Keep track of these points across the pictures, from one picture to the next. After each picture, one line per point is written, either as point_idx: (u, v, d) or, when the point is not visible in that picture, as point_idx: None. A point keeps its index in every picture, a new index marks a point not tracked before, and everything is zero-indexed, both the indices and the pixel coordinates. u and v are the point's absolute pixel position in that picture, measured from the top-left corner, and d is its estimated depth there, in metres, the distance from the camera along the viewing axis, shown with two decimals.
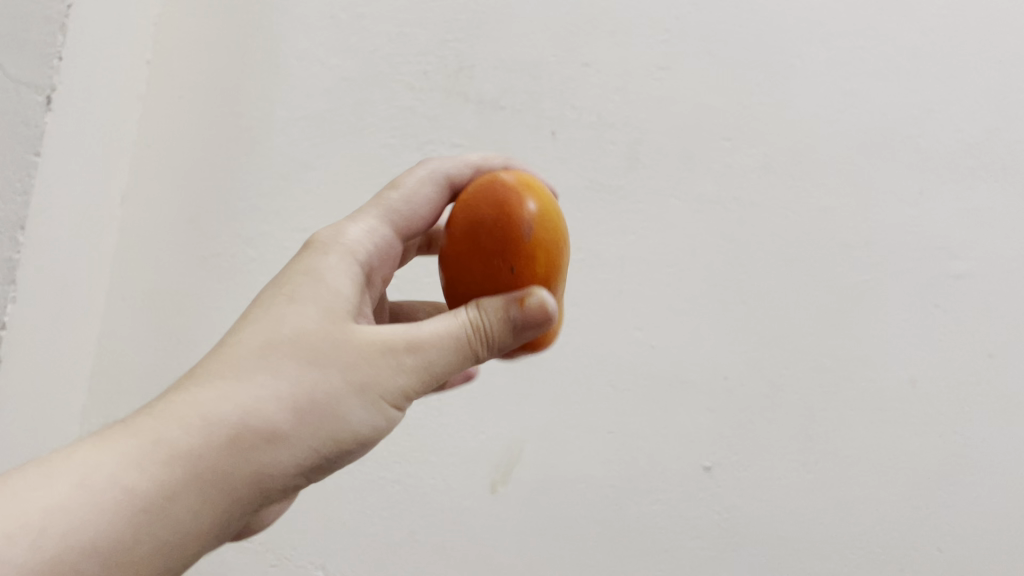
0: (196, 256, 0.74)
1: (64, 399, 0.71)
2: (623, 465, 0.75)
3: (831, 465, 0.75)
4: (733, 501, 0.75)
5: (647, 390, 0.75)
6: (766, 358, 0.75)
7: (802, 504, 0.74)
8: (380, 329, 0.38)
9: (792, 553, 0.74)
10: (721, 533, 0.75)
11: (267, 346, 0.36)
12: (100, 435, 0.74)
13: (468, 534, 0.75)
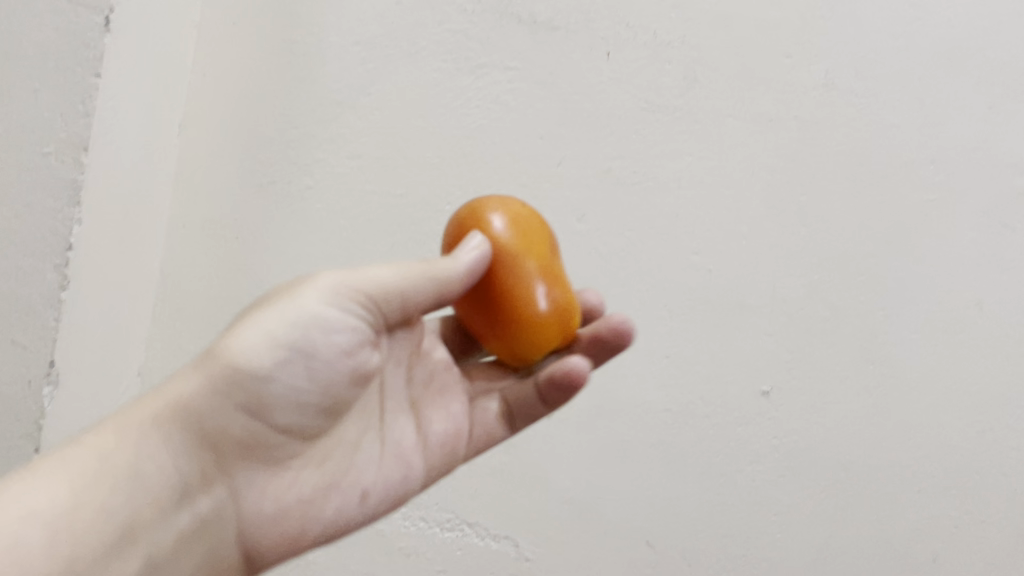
0: (253, 185, 0.75)
1: (132, 324, 0.73)
2: (679, 390, 0.75)
3: (891, 388, 0.74)
4: (791, 425, 0.74)
5: (705, 315, 0.74)
6: (827, 280, 0.74)
7: (861, 427, 0.74)
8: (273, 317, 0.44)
9: (850, 478, 0.74)
10: (776, 458, 0.75)
11: (232, 321, 0.46)
12: (166, 360, 0.76)
13: (525, 459, 0.76)
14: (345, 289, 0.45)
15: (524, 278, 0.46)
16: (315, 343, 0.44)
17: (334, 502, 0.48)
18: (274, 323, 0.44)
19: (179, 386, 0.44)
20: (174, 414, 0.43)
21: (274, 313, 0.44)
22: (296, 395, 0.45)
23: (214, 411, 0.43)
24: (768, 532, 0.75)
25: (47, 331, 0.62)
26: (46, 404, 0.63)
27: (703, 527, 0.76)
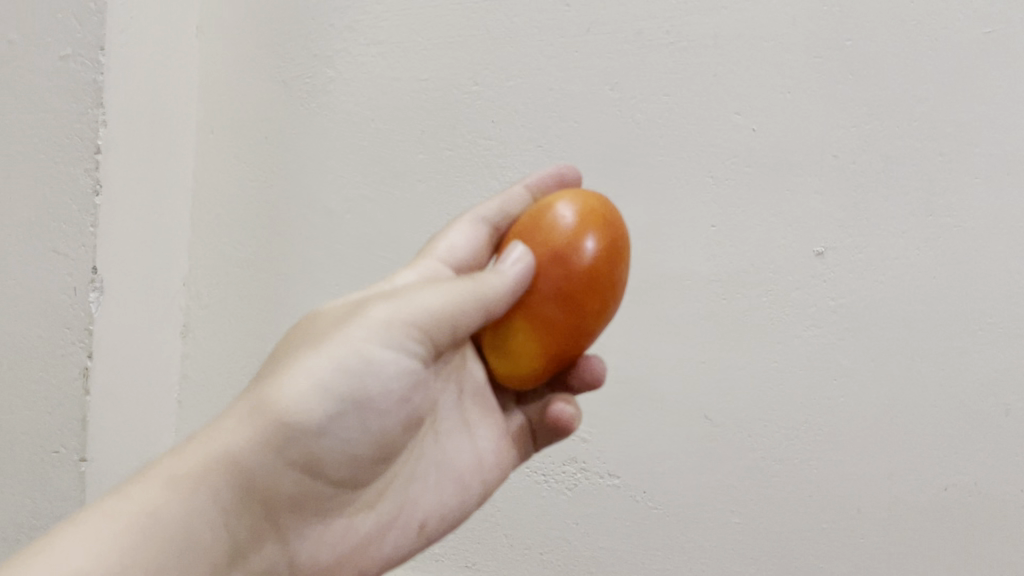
0: (277, 81, 0.74)
1: (172, 234, 0.73)
2: (730, 258, 0.72)
3: (955, 238, 0.70)
4: (850, 285, 0.71)
5: (751, 177, 0.71)
6: (878, 129, 0.70)
7: (924, 282, 0.71)
8: (329, 356, 0.42)
9: (913, 334, 0.71)
10: (836, 321, 0.72)
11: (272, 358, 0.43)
12: (210, 268, 0.76)
13: None
14: (416, 322, 0.42)
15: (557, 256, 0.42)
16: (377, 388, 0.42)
17: (389, 541, 0.46)
18: (339, 366, 0.41)
19: (234, 420, 0.40)
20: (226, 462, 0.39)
21: (342, 349, 0.42)
22: (349, 445, 0.42)
23: (272, 458, 0.40)
24: (831, 398, 0.73)
25: (85, 236, 0.62)
26: (93, 310, 0.63)
27: (762, 399, 0.74)
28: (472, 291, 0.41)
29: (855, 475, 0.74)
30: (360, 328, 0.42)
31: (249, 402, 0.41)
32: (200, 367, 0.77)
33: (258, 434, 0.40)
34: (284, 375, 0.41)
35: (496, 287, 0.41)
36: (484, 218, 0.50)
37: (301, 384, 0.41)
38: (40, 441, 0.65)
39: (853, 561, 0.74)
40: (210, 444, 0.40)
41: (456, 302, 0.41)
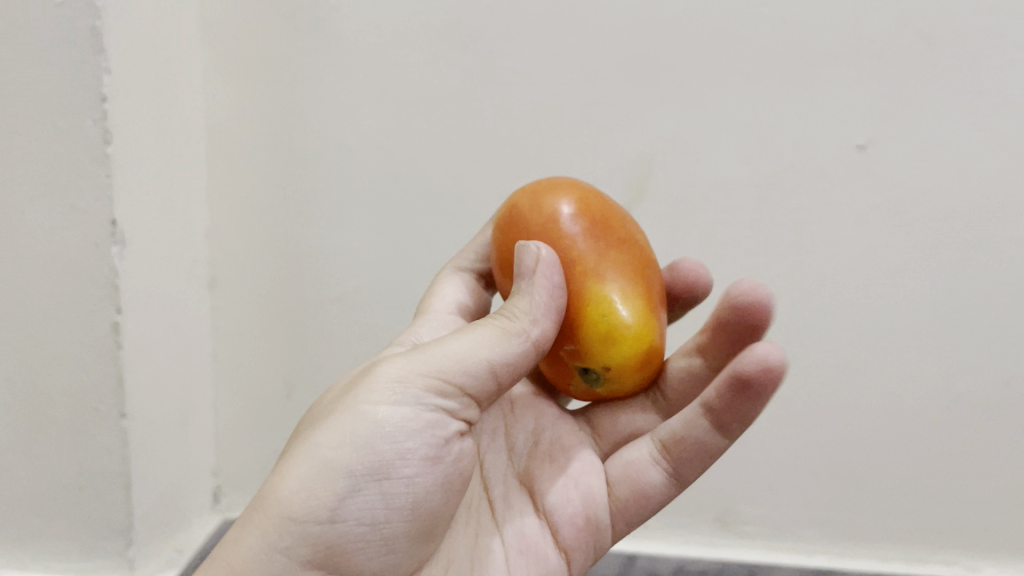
0: (279, 16, 0.70)
1: (188, 185, 0.71)
2: (766, 161, 0.69)
3: (1002, 119, 0.66)
4: (896, 178, 0.68)
5: (783, 72, 0.67)
6: (918, 8, 0.65)
7: (973, 168, 0.67)
8: (374, 408, 0.43)
9: (965, 225, 0.68)
10: (882, 217, 0.69)
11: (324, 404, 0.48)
12: (232, 217, 0.74)
13: None
14: (407, 390, 0.43)
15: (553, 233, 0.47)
16: (391, 461, 0.43)
17: None
18: (329, 446, 0.42)
19: (262, 500, 0.42)
20: (248, 552, 0.40)
21: (332, 433, 0.43)
22: (375, 524, 0.42)
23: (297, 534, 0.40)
24: (880, 299, 0.70)
25: (101, 190, 0.60)
26: (117, 264, 0.62)
27: (809, 306, 0.71)
28: (504, 333, 0.44)
29: (908, 377, 0.71)
30: (345, 411, 0.43)
31: (310, 443, 0.43)
32: (232, 319, 0.77)
33: (287, 520, 0.40)
34: (331, 429, 0.43)
35: (520, 316, 0.45)
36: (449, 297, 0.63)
37: (354, 428, 0.43)
38: (77, 401, 0.65)
39: (911, 462, 0.74)
40: (244, 533, 0.41)
41: (492, 344, 0.44)
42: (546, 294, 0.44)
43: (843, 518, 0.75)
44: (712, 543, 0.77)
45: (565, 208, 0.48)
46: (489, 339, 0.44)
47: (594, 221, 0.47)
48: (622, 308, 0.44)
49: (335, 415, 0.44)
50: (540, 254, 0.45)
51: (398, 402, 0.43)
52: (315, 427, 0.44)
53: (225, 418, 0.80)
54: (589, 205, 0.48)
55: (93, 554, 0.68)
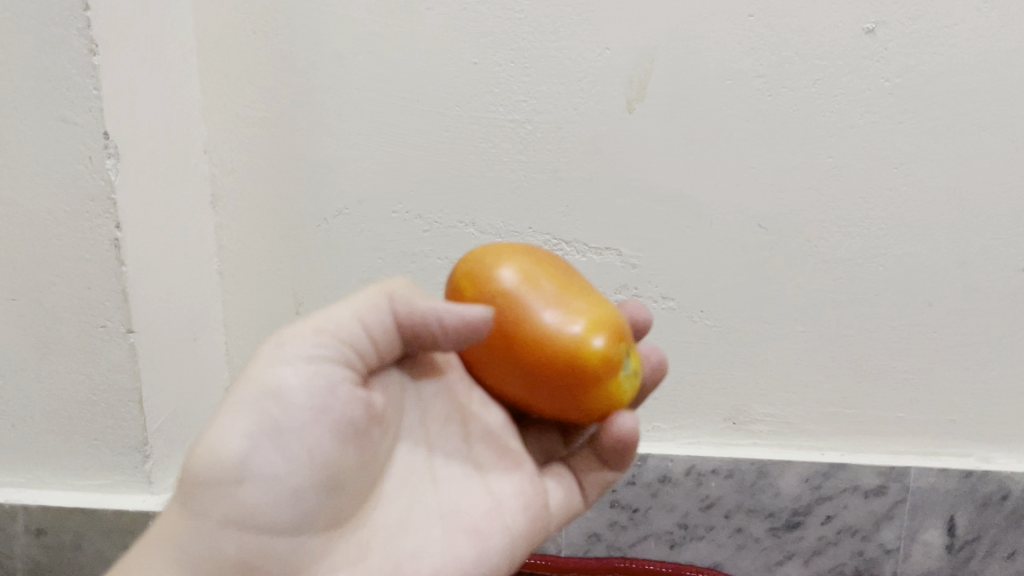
0: None
1: (182, 100, 0.70)
2: (771, 52, 0.66)
3: None
4: (905, 62, 0.65)
5: None
6: None
7: (985, 48, 0.65)
8: (268, 369, 0.40)
9: (978, 108, 0.66)
10: (891, 104, 0.67)
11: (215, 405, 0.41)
12: (229, 131, 0.73)
13: (613, 163, 0.71)
14: (299, 336, 0.41)
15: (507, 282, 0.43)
16: (293, 411, 0.39)
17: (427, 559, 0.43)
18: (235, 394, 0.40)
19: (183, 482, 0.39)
20: (190, 473, 0.39)
21: (227, 415, 0.39)
22: (295, 479, 0.39)
23: (219, 509, 0.38)
24: (891, 189, 0.69)
25: (90, 102, 0.60)
26: (113, 178, 0.61)
27: (817, 199, 0.69)
28: (386, 303, 0.42)
29: (920, 268, 0.70)
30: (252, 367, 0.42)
31: (212, 434, 0.39)
32: (235, 236, 0.76)
33: (205, 494, 0.38)
34: (235, 399, 0.39)
35: (374, 301, 0.42)
36: None
37: (253, 389, 0.39)
38: (85, 319, 0.65)
39: (925, 355, 0.73)
40: (174, 521, 0.39)
41: (382, 310, 0.42)
42: (386, 304, 0.42)
43: (855, 413, 0.75)
44: (725, 442, 0.77)
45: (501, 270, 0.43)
46: (376, 307, 0.42)
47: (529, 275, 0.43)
48: (591, 341, 0.41)
49: (232, 384, 0.40)
50: (473, 314, 0.41)
51: (295, 361, 0.40)
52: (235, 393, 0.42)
53: (235, 336, 0.80)
54: (509, 253, 0.45)
55: (111, 469, 0.69)
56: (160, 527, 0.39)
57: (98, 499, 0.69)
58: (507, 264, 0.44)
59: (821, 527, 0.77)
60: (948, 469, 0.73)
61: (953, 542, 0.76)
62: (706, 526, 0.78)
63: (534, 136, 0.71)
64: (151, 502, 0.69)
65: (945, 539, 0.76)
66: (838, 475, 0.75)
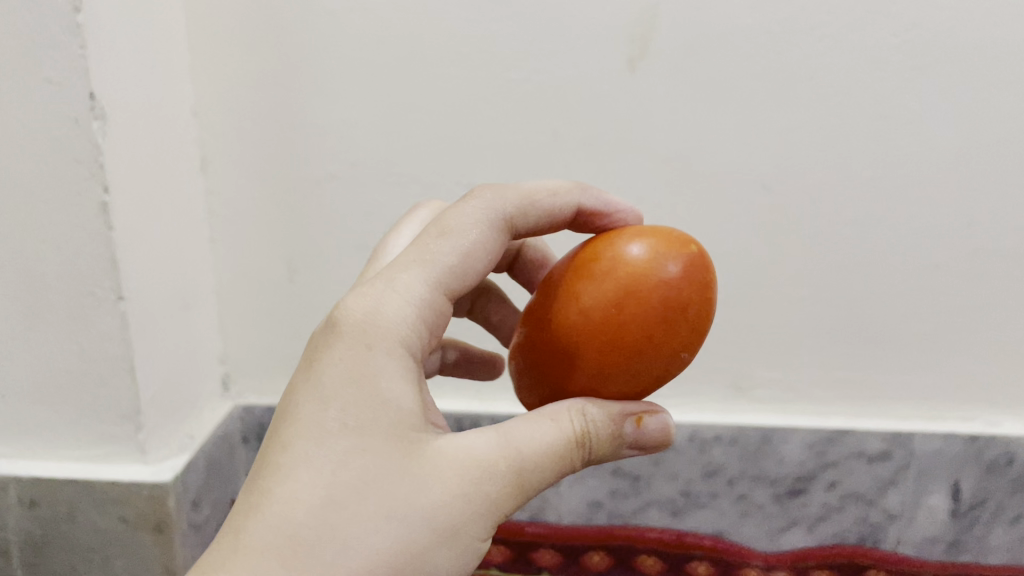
0: None
1: (170, 59, 0.68)
2: (778, 6, 0.64)
3: None
4: (917, 17, 0.63)
5: None
6: None
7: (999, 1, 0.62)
8: (466, 514, 0.36)
9: (990, 64, 0.64)
10: (902, 60, 0.65)
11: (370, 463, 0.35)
12: (220, 92, 0.71)
13: (614, 123, 0.69)
14: (498, 502, 0.37)
15: (656, 267, 0.40)
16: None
17: None
18: (385, 540, 0.34)
19: (329, 545, 0.34)
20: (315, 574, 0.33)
21: (399, 528, 0.35)
22: None
23: None
24: (899, 148, 0.67)
25: (75, 61, 0.57)
26: (100, 141, 0.59)
27: (823, 158, 0.68)
28: (573, 450, 0.39)
29: (927, 229, 0.69)
30: (404, 491, 0.35)
31: (382, 528, 0.34)
32: (227, 202, 0.75)
33: None
34: (420, 515, 0.35)
35: (597, 447, 0.40)
36: (491, 205, 0.44)
37: (442, 526, 0.35)
38: (73, 285, 0.63)
39: (931, 318, 0.72)
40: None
41: (562, 457, 0.39)
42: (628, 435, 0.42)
43: (859, 378, 0.74)
44: (728, 409, 0.76)
45: (669, 266, 0.40)
46: (563, 445, 0.39)
47: (696, 276, 0.41)
48: (697, 284, 0.41)
49: (416, 477, 0.36)
50: (670, 426, 0.44)
51: (485, 517, 0.37)
52: (358, 499, 0.35)
53: (227, 304, 0.78)
54: (665, 242, 0.42)
55: (104, 439, 0.68)
56: (267, 543, 0.33)
57: (91, 469, 0.68)
58: (648, 241, 0.42)
59: (825, 493, 0.76)
60: (952, 434, 0.73)
61: (957, 507, 0.75)
62: (709, 494, 0.77)
63: (534, 94, 0.69)
64: (145, 472, 0.68)
65: (950, 505, 0.75)
66: (843, 441, 0.74)
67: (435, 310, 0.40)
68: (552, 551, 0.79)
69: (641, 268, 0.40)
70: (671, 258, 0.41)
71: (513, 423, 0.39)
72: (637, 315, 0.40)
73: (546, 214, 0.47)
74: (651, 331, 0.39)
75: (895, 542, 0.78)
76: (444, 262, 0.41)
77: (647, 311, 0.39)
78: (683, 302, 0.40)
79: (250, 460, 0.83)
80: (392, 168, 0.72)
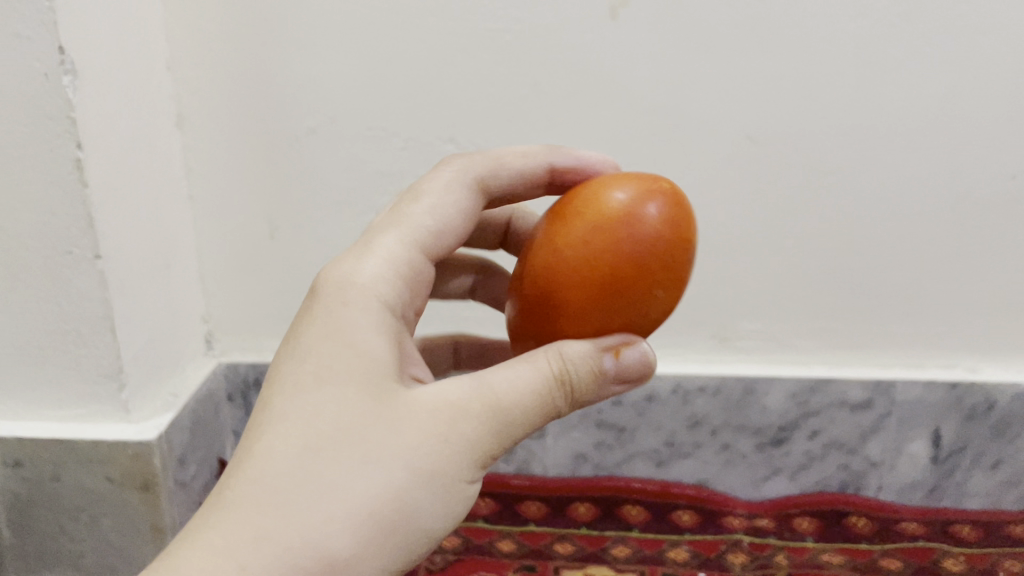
0: None
1: (141, 12, 0.66)
2: None
3: None
4: None
5: None
6: None
7: None
8: (449, 457, 0.36)
9: (975, 10, 0.63)
10: (887, 6, 0.64)
11: (346, 415, 0.36)
12: (194, 45, 0.70)
13: (596, 74, 0.68)
14: (478, 442, 0.37)
15: (632, 207, 0.40)
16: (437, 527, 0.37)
17: None
18: (369, 489, 0.35)
19: (314, 500, 0.34)
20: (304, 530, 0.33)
21: (383, 475, 0.35)
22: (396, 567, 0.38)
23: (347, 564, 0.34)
24: (883, 96, 0.66)
25: (43, 14, 0.56)
26: (71, 96, 0.58)
27: (806, 107, 0.67)
28: (554, 389, 0.39)
29: (911, 178, 0.69)
30: (384, 442, 0.35)
31: (366, 476, 0.35)
32: (205, 158, 0.74)
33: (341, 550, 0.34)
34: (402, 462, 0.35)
35: (575, 385, 0.39)
36: (459, 174, 0.45)
37: (426, 470, 0.36)
38: (50, 244, 0.62)
39: (913, 267, 0.72)
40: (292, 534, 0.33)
41: (544, 398, 0.39)
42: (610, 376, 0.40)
43: (841, 327, 0.74)
44: (711, 359, 0.76)
45: (653, 213, 0.39)
46: (542, 384, 0.39)
47: (679, 222, 0.40)
48: (676, 229, 0.40)
49: (393, 424, 0.36)
50: (653, 363, 0.41)
51: (470, 460, 0.37)
52: (338, 448, 0.35)
53: (209, 262, 0.78)
54: (646, 189, 0.41)
55: (87, 399, 0.67)
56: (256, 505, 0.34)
57: (75, 429, 0.68)
58: (627, 185, 0.41)
59: (808, 441, 0.77)
60: (933, 381, 0.73)
61: (938, 453, 0.76)
62: (693, 444, 0.78)
63: (515, 44, 0.68)
64: (130, 431, 0.68)
65: (930, 450, 0.76)
66: (825, 390, 0.74)
67: (414, 271, 0.41)
68: (537, 503, 0.78)
69: (615, 208, 0.40)
70: (649, 200, 0.40)
71: (488, 369, 0.39)
72: (612, 257, 0.39)
73: (517, 177, 0.48)
74: (623, 272, 0.39)
75: (877, 488, 0.79)
76: (415, 228, 0.42)
77: (620, 251, 0.39)
78: (659, 243, 0.39)
79: (236, 417, 0.83)
80: (372, 122, 0.71)
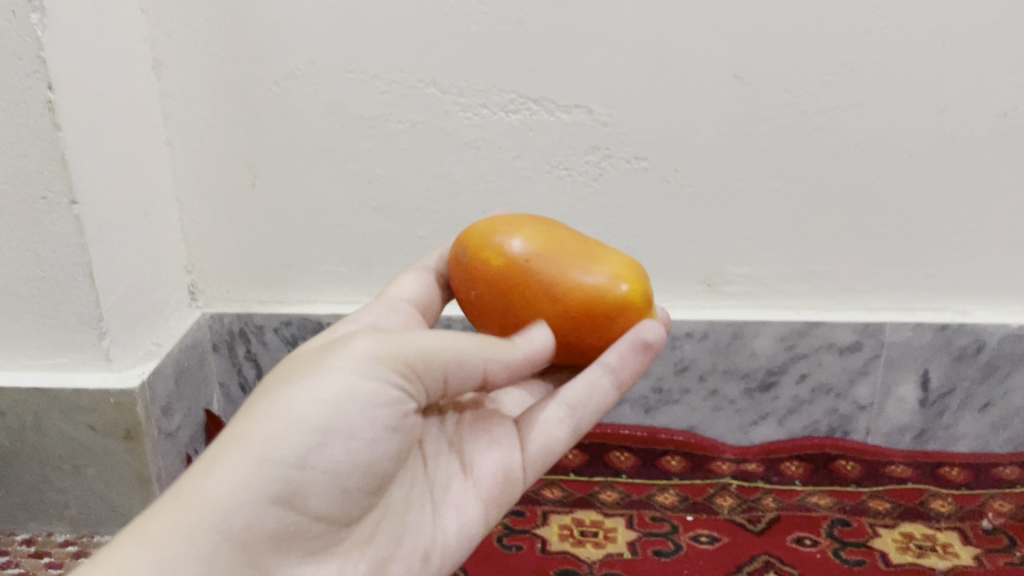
0: None
1: None
2: None
3: None
4: None
5: None
6: None
7: None
8: (336, 370, 0.38)
9: None
10: None
11: (273, 376, 0.40)
12: None
13: (580, 13, 0.67)
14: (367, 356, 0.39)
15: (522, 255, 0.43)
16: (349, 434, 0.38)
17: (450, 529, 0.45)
18: (267, 412, 0.37)
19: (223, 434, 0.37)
20: (206, 456, 0.36)
21: (276, 398, 0.37)
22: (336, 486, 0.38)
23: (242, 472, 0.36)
24: (873, 32, 0.65)
25: None
26: (40, 34, 0.56)
27: (795, 44, 0.66)
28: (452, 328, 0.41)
29: (901, 117, 0.68)
30: (272, 393, 0.38)
31: (262, 403, 0.37)
32: (184, 104, 0.72)
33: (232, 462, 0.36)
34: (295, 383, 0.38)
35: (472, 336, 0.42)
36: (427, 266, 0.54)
37: (314, 386, 0.38)
38: (24, 189, 0.61)
39: (903, 209, 0.71)
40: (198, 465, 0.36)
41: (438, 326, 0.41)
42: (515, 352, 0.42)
43: (830, 271, 0.74)
44: (699, 305, 0.76)
45: (536, 265, 0.43)
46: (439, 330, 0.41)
47: (555, 293, 0.43)
48: (557, 292, 0.43)
49: (298, 368, 0.39)
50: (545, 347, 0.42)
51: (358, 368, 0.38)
52: (255, 398, 0.38)
53: (190, 211, 0.77)
54: (554, 257, 0.43)
55: (68, 347, 0.67)
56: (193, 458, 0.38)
57: (56, 378, 0.67)
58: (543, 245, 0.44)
59: (796, 386, 0.77)
60: (922, 324, 0.73)
61: (927, 397, 0.76)
62: (680, 389, 0.77)
63: None
64: (112, 379, 0.67)
65: (919, 394, 0.76)
66: (813, 333, 0.74)
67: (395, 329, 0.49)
68: None
69: (514, 249, 0.43)
70: (542, 258, 0.43)
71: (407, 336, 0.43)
72: (491, 286, 0.44)
73: None
74: (498, 304, 0.44)
75: (865, 432, 0.79)
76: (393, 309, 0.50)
77: (495, 286, 0.44)
78: (529, 296, 0.43)
79: (222, 368, 0.82)
80: (353, 65, 0.70)
